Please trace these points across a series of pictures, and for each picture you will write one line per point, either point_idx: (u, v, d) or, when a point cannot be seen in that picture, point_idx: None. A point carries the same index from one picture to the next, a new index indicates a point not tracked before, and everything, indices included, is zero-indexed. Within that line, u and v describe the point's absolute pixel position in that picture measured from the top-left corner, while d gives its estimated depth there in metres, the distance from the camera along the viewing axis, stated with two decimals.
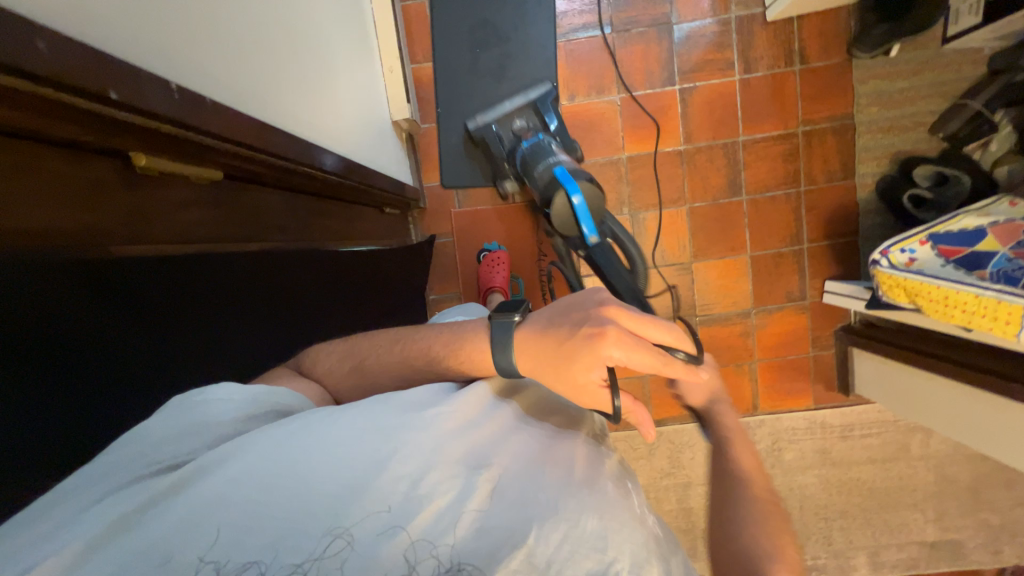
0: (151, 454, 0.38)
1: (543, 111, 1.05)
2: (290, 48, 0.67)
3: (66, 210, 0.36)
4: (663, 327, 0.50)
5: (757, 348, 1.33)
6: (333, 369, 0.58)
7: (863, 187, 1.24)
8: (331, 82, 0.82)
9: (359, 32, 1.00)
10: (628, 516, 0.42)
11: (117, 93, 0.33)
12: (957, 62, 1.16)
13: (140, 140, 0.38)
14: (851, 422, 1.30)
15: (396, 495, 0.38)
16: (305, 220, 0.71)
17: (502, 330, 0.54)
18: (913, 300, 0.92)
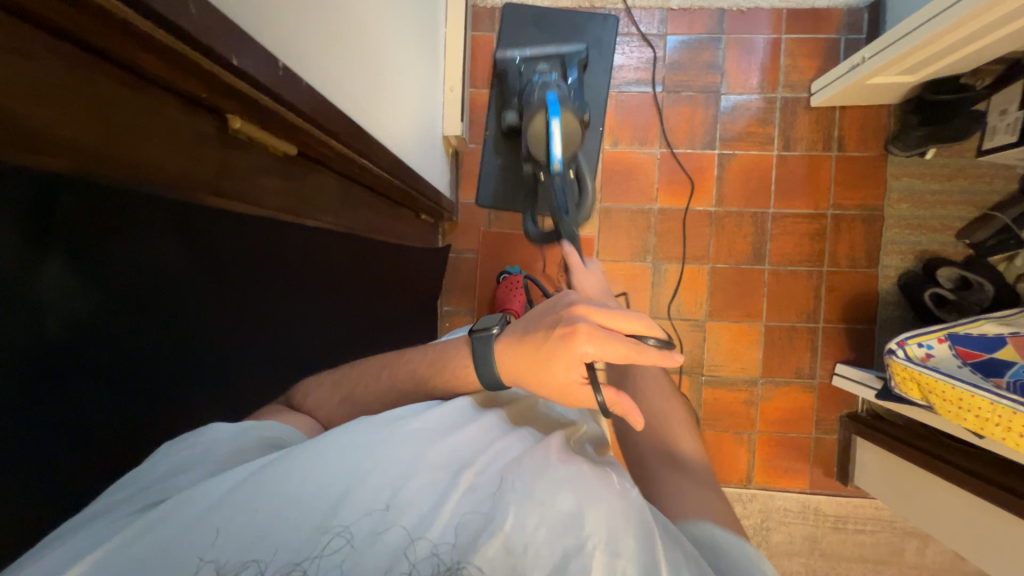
0: (144, 488, 0.39)
1: (567, 64, 1.09)
2: (370, 52, 0.72)
3: (176, 161, 0.39)
4: (630, 316, 0.49)
5: (759, 419, 1.31)
6: (324, 402, 0.57)
7: (885, 278, 1.25)
8: (399, 93, 0.88)
9: (430, 49, 1.07)
10: (607, 489, 0.44)
11: (238, 59, 0.37)
12: (989, 175, 1.20)
13: (242, 105, 0.42)
14: (846, 513, 1.27)
15: (383, 495, 0.39)
16: (354, 203, 0.74)
17: (483, 345, 0.56)
18: (926, 398, 0.91)
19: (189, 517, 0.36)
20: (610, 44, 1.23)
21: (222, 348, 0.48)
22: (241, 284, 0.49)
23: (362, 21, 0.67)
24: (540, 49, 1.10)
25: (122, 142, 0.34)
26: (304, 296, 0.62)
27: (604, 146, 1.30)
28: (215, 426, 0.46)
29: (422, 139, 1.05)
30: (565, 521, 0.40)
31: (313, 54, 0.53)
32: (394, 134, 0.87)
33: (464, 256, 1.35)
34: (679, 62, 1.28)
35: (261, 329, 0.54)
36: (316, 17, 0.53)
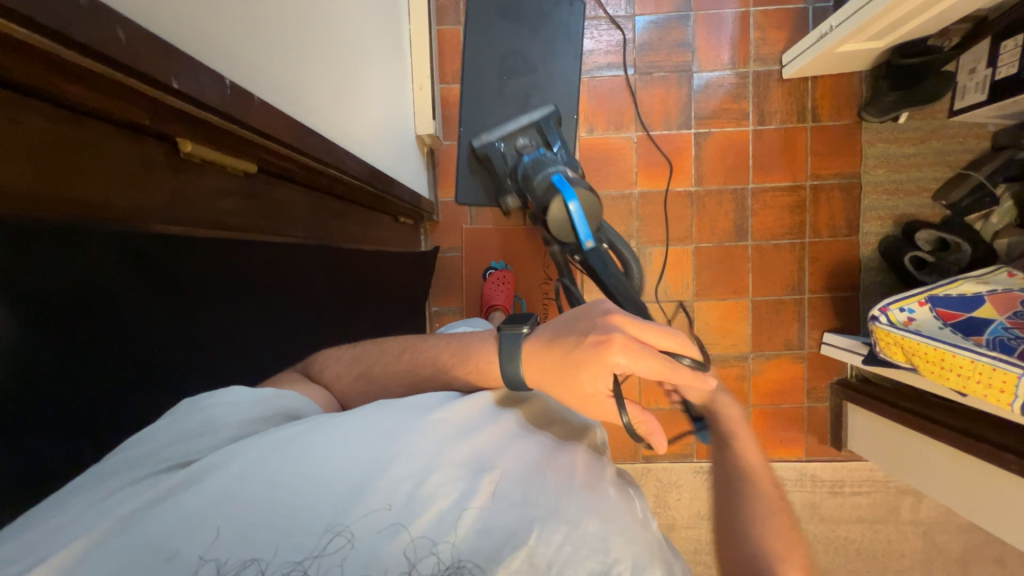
0: (161, 453, 0.40)
1: (546, 131, 1.08)
2: (331, 59, 0.70)
3: (120, 189, 0.38)
4: (667, 333, 0.50)
5: (752, 393, 1.33)
6: (341, 374, 0.59)
7: (866, 245, 1.27)
8: (365, 96, 0.87)
9: (394, 47, 1.04)
10: (630, 520, 0.42)
11: (178, 82, 0.36)
12: (963, 135, 1.21)
13: (190, 127, 0.41)
14: (842, 477, 1.30)
15: (399, 492, 0.38)
16: (326, 215, 0.73)
17: (510, 342, 0.54)
18: (910, 360, 0.93)
19: (195, 500, 0.36)
20: (578, 29, 1.22)
21: (189, 358, 0.48)
22: (203, 291, 0.49)
23: (320, 28, 0.66)
24: (513, 124, 1.09)
25: (63, 173, 0.33)
26: (280, 296, 0.61)
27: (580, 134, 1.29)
28: (235, 387, 0.46)
29: (394, 140, 1.03)
30: (591, 542, 0.38)
31: (268, 64, 0.52)
32: (363, 136, 0.85)
33: (449, 254, 1.34)
34: (649, 43, 1.26)
35: (233, 339, 0.54)
36: (267, 26, 0.51)
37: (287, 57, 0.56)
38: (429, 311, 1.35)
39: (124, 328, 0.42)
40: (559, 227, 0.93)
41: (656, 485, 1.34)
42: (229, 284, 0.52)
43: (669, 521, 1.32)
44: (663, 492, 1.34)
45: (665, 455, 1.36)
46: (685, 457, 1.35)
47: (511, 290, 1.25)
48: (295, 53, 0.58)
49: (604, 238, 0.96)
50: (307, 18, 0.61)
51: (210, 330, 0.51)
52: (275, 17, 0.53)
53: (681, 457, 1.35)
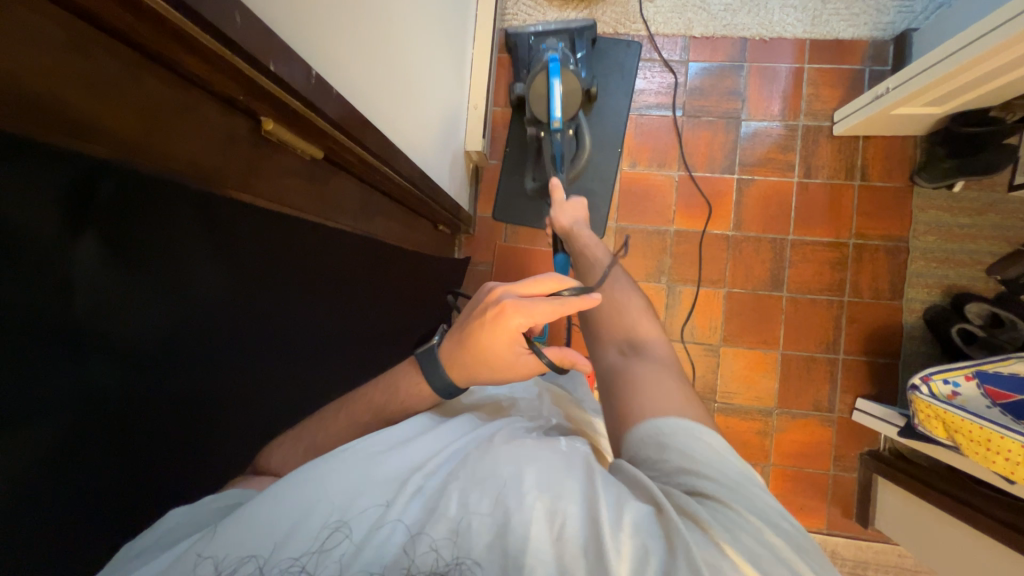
0: (148, 554, 0.39)
1: (575, 44, 1.19)
2: (398, 68, 0.76)
3: (213, 155, 0.42)
4: (539, 281, 0.54)
5: (773, 451, 1.26)
6: (290, 461, 0.52)
7: (910, 312, 1.21)
8: (424, 109, 0.92)
9: (456, 66, 1.11)
10: (552, 453, 0.47)
11: (274, 65, 0.40)
12: (1023, 211, 1.16)
13: (274, 108, 0.45)
14: (866, 560, 1.21)
15: (338, 494, 0.42)
16: (372, 211, 0.77)
17: (427, 358, 0.59)
18: (951, 437, 0.87)
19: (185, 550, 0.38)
20: (632, 67, 1.28)
21: (243, 357, 0.49)
22: (263, 283, 0.50)
23: (393, 39, 0.72)
24: (548, 27, 1.21)
25: (163, 135, 0.36)
26: (316, 316, 0.61)
27: (622, 166, 1.31)
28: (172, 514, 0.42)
29: (443, 152, 1.08)
30: (509, 485, 0.42)
31: (343, 61, 0.57)
32: (416, 143, 0.90)
33: (478, 269, 1.37)
34: (700, 87, 1.29)
35: (286, 337, 0.55)
36: (349, 32, 0.56)
37: (363, 57, 0.61)
38: None
39: (187, 302, 0.41)
40: (539, 97, 1.10)
41: None
42: (274, 304, 0.52)
43: None
44: None
45: None
46: None
47: None
48: (368, 57, 0.63)
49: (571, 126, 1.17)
50: (383, 29, 0.67)
51: (250, 346, 0.50)
52: (357, 23, 0.58)
53: None
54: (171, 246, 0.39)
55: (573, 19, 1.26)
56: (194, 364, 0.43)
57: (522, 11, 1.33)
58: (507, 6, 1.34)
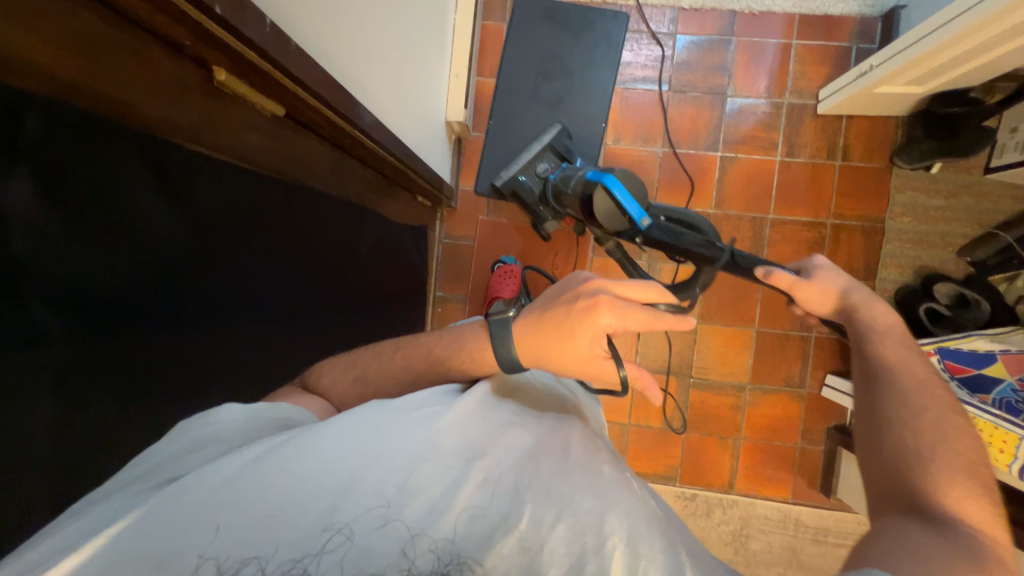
0: (155, 469, 0.42)
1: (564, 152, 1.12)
2: (376, 31, 0.73)
3: (156, 99, 0.41)
4: (640, 286, 0.52)
5: (745, 425, 1.30)
6: (339, 381, 0.60)
7: (881, 292, 1.24)
8: (402, 75, 0.90)
9: (437, 32, 1.07)
10: (625, 496, 0.45)
11: (221, 8, 0.38)
12: (995, 194, 1.18)
13: (228, 58, 0.43)
14: (827, 527, 1.27)
15: (391, 489, 0.40)
16: (345, 176, 0.75)
17: (500, 327, 0.55)
18: None
19: (192, 502, 0.38)
20: (619, 39, 1.24)
21: (206, 295, 0.52)
22: (226, 230, 0.53)
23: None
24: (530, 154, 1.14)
25: (107, 67, 0.36)
26: (281, 270, 0.63)
27: (606, 142, 1.30)
28: (225, 409, 0.49)
29: (423, 123, 1.05)
30: (586, 520, 0.41)
31: (313, 17, 0.54)
32: (392, 112, 0.87)
33: (461, 242, 1.36)
34: (687, 62, 1.27)
35: (257, 274, 0.58)
36: None
37: (335, 13, 0.59)
38: (434, 296, 1.36)
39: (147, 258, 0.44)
40: (613, 223, 0.84)
41: None
42: (234, 258, 0.55)
43: None
44: None
45: (648, 475, 1.34)
46: (668, 480, 1.33)
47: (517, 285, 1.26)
48: (340, 15, 0.60)
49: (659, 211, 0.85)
50: None
51: (222, 279, 0.53)
52: None
53: (664, 479, 1.33)
54: (122, 205, 0.41)
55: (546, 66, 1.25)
56: (162, 304, 0.47)
57: None
58: None
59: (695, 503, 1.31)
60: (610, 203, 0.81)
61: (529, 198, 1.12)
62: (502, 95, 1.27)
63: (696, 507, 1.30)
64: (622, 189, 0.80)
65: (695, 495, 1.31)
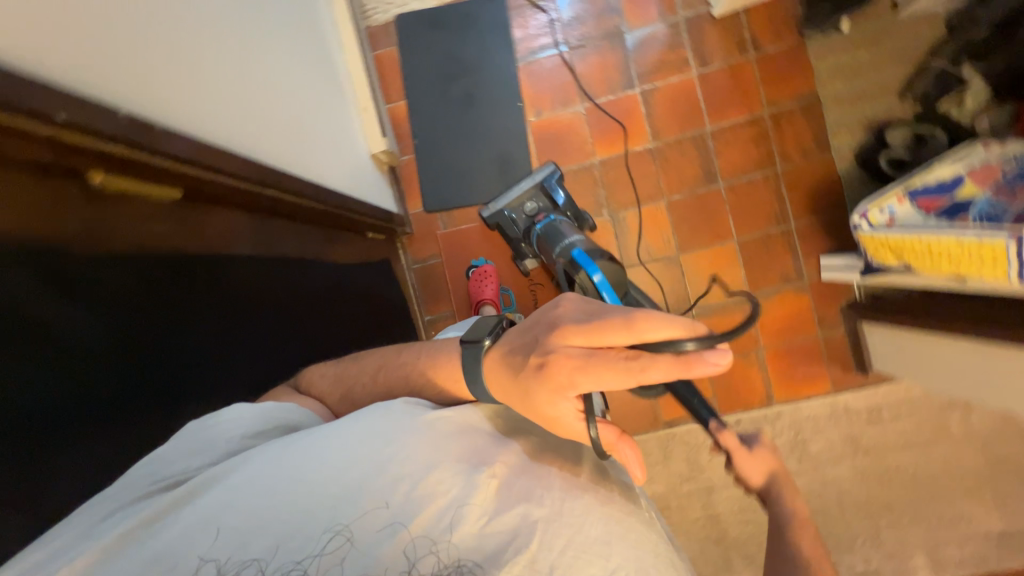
0: (157, 473, 0.46)
1: (551, 192, 1.16)
2: (267, 92, 0.75)
3: (29, 216, 0.43)
4: (619, 332, 0.45)
5: (761, 334, 1.28)
6: (328, 391, 0.64)
7: (841, 160, 1.22)
8: (308, 124, 0.91)
9: (331, 76, 1.10)
10: (629, 529, 0.50)
11: (65, 114, 0.39)
12: (912, 28, 1.17)
13: (97, 157, 0.45)
14: (877, 404, 1.24)
15: (394, 494, 0.44)
16: (273, 233, 0.77)
17: (473, 354, 0.57)
18: (902, 259, 0.89)
19: (199, 508, 0.42)
20: (506, 22, 1.29)
21: (190, 372, 0.56)
22: (188, 318, 0.57)
23: (250, 65, 0.71)
24: (521, 192, 1.19)
25: None
26: (250, 326, 0.66)
27: (529, 120, 1.31)
28: (235, 408, 0.53)
29: (348, 164, 1.08)
30: (595, 549, 0.46)
31: (191, 97, 0.56)
32: (312, 163, 0.89)
33: (430, 262, 1.37)
34: (576, 17, 1.29)
35: (229, 339, 0.62)
36: (190, 66, 0.56)
37: (217, 86, 0.62)
38: (424, 321, 1.37)
39: (113, 359, 0.49)
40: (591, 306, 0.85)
41: (686, 449, 1.30)
42: (203, 327, 0.59)
43: (707, 484, 1.29)
44: (694, 454, 1.30)
45: (688, 416, 1.32)
46: (708, 414, 1.31)
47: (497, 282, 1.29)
48: (221, 84, 0.62)
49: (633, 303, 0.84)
50: (235, 60, 0.67)
51: (193, 355, 0.57)
52: (196, 50, 0.58)
53: None
54: (55, 329, 0.45)
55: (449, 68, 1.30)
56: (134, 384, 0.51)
57: (380, 4, 1.31)
58: (365, 4, 1.32)
59: (742, 427, 1.27)
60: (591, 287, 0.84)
61: (513, 232, 1.20)
62: (418, 114, 1.32)
63: (745, 431, 1.28)
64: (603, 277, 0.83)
65: (740, 421, 1.28)
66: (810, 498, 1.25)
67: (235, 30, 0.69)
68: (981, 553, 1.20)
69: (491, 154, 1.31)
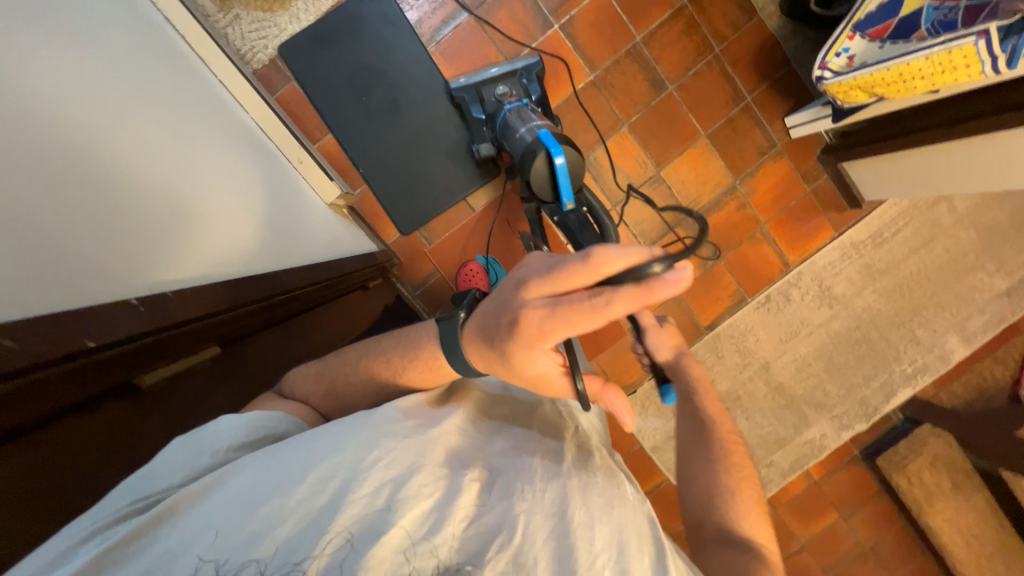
0: (137, 490, 0.48)
1: (526, 83, 1.07)
2: (153, 199, 0.63)
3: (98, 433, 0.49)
4: (578, 273, 0.49)
5: (759, 212, 1.32)
6: (310, 391, 0.70)
7: (769, 18, 1.22)
8: (223, 202, 0.79)
9: (247, 136, 1.00)
10: (613, 500, 0.58)
11: (92, 338, 0.44)
12: None
13: (132, 355, 0.49)
14: (878, 228, 1.32)
15: (387, 497, 0.50)
16: (279, 330, 0.80)
17: (449, 327, 0.62)
18: (873, 93, 0.91)
19: (202, 516, 0.46)
20: (395, 7, 1.17)
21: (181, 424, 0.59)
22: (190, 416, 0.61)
23: (123, 176, 0.58)
24: (495, 75, 1.10)
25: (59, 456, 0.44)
26: (228, 390, 0.68)
27: None
28: (219, 420, 0.56)
29: (314, 232, 1.01)
30: (579, 532, 0.53)
31: (66, 268, 0.45)
32: (248, 250, 0.78)
33: (432, 281, 1.31)
34: None
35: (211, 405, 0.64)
36: (119, 228, 0.54)
37: (139, 224, 0.57)
38: None
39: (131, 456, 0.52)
40: (542, 187, 0.83)
41: (734, 341, 1.36)
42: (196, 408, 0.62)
43: (762, 362, 1.37)
44: (742, 342, 1.36)
45: (723, 311, 1.36)
46: (740, 302, 1.36)
47: (484, 276, 1.24)
48: (142, 224, 0.58)
49: (585, 201, 0.78)
50: (143, 185, 0.62)
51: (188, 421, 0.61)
52: (111, 206, 0.54)
53: (737, 305, 1.36)
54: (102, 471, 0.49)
55: (359, 80, 1.18)
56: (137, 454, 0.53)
57: (256, 42, 1.18)
58: (239, 48, 1.18)
59: (772, 300, 1.35)
60: (548, 168, 0.81)
61: (475, 112, 1.13)
62: (350, 141, 1.20)
63: (777, 303, 1.35)
64: (563, 163, 0.79)
65: (768, 295, 1.35)
66: (849, 332, 1.36)
67: (145, 147, 0.65)
68: (1000, 312, 1.35)
69: (443, 150, 1.22)
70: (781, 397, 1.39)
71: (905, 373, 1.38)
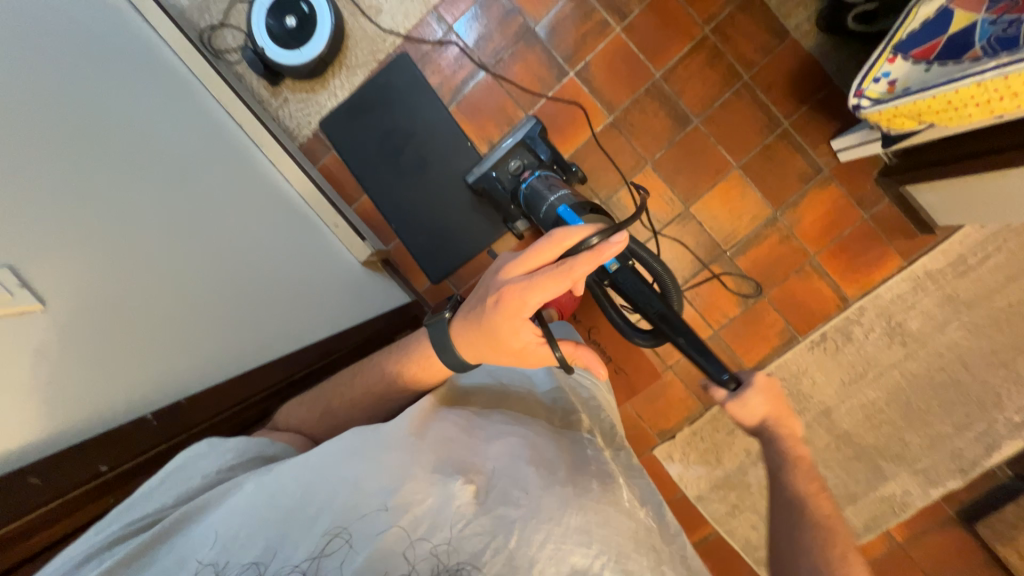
0: (140, 506, 0.55)
1: (535, 147, 1.12)
2: (185, 271, 0.77)
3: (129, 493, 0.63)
4: (543, 249, 0.62)
5: (807, 244, 1.21)
6: (304, 417, 0.75)
7: (804, 37, 1.13)
8: (253, 259, 0.92)
9: (278, 192, 1.13)
10: (611, 512, 0.56)
11: (105, 463, 0.58)
12: None
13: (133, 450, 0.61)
14: (960, 254, 1.14)
15: (384, 494, 0.53)
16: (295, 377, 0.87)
17: (438, 327, 0.68)
18: (921, 121, 0.80)
19: (208, 524, 0.53)
20: (419, 74, 1.26)
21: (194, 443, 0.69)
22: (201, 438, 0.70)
23: (156, 260, 0.73)
24: (506, 151, 1.15)
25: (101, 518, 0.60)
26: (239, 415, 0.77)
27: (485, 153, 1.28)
28: (204, 442, 0.63)
29: (339, 285, 1.12)
30: (574, 536, 0.52)
31: (75, 385, 0.57)
32: (265, 300, 0.90)
33: None
34: (482, 36, 1.24)
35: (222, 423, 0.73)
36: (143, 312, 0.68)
37: (164, 298, 0.72)
38: None
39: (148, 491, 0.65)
40: None
41: (786, 384, 1.24)
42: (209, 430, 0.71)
43: (821, 407, 1.24)
44: (796, 385, 1.24)
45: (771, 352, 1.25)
46: (791, 342, 1.24)
47: None
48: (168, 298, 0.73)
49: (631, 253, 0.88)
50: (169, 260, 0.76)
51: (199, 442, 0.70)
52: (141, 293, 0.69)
53: (787, 345, 1.24)
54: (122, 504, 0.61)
55: (388, 144, 1.28)
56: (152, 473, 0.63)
57: (301, 119, 1.33)
58: (288, 126, 1.33)
59: (829, 339, 1.22)
60: None
61: (500, 196, 1.17)
62: (384, 200, 1.30)
63: (835, 342, 1.22)
64: None
65: (823, 334, 1.22)
66: (930, 374, 1.18)
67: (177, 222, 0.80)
68: None
69: (466, 202, 1.27)
70: (848, 447, 1.24)
71: (1010, 423, 1.16)
